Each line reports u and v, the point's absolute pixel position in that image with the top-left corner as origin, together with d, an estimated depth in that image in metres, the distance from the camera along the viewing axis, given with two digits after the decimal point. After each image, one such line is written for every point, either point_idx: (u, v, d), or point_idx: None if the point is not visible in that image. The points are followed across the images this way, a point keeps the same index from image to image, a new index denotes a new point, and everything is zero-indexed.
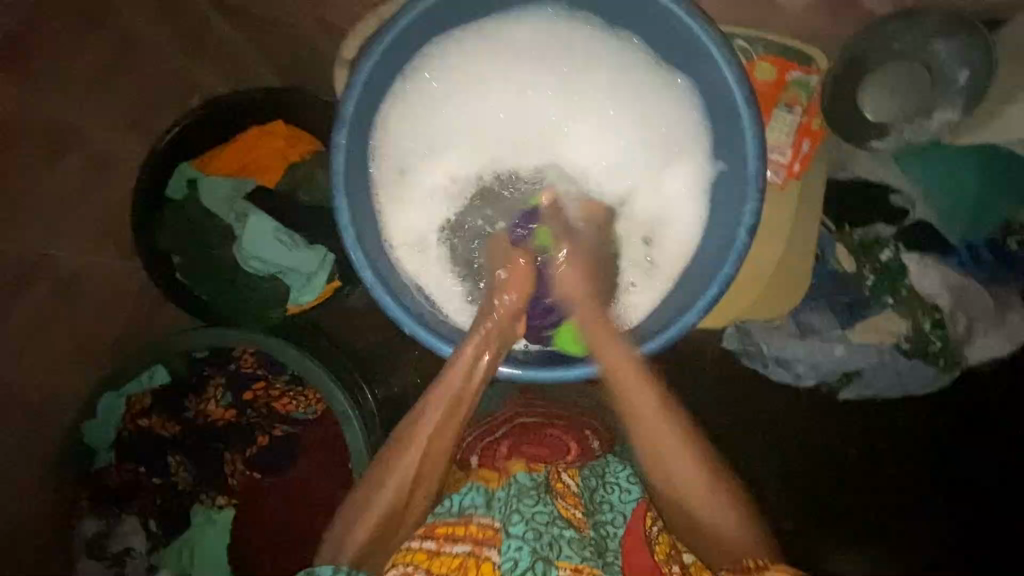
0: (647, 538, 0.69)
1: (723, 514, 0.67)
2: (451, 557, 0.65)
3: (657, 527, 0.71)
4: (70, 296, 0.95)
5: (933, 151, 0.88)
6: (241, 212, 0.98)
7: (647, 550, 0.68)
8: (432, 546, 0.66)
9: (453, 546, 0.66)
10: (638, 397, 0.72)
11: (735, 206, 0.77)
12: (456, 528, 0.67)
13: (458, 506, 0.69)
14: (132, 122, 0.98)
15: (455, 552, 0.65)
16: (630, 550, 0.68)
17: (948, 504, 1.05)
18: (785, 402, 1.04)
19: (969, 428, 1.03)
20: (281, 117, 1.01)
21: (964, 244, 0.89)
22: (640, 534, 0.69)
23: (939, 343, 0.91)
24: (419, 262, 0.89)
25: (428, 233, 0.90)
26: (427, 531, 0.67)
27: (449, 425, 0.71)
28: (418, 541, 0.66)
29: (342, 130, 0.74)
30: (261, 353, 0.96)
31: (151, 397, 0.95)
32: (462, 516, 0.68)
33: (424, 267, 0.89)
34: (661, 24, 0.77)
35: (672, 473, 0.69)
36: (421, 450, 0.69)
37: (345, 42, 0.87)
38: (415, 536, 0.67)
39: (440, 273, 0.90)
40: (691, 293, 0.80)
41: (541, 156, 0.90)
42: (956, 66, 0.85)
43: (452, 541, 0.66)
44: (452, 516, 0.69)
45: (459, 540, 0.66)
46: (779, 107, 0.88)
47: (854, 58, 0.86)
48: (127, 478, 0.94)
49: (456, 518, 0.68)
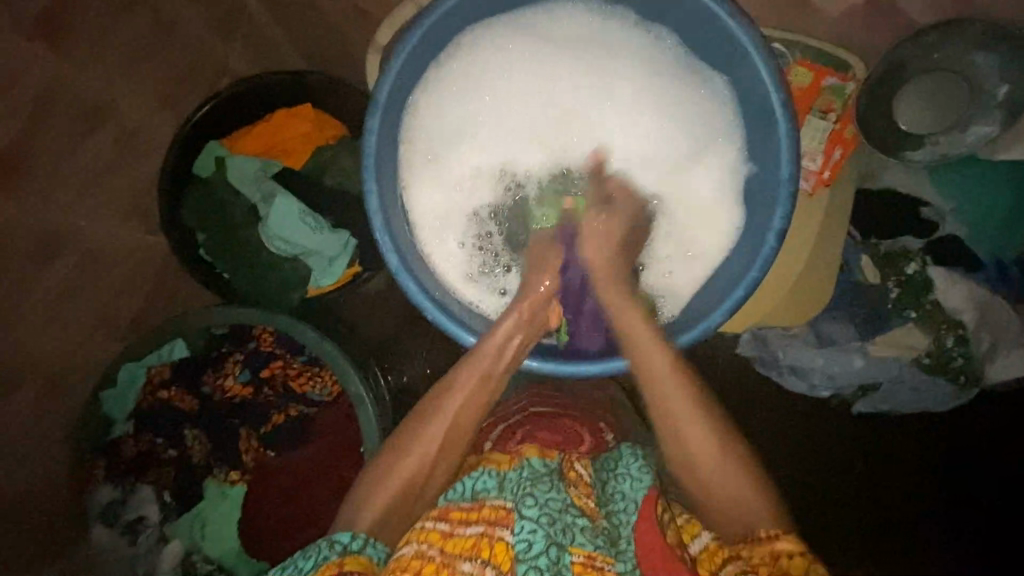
0: (659, 525, 0.65)
1: (729, 477, 0.67)
2: (463, 539, 0.62)
3: (667, 516, 0.67)
4: (96, 265, 0.93)
5: (969, 167, 0.88)
6: (268, 192, 0.98)
7: (660, 532, 0.64)
8: (445, 527, 0.63)
9: (467, 528, 0.63)
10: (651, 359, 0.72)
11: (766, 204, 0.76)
12: (470, 512, 0.65)
13: (471, 491, 0.68)
14: (165, 97, 0.96)
15: (467, 534, 0.63)
16: (641, 530, 0.65)
17: (964, 514, 1.04)
18: (794, 405, 1.06)
19: (981, 447, 1.02)
20: (310, 101, 1.02)
21: (993, 259, 0.89)
22: (653, 520, 0.65)
23: (960, 360, 0.90)
24: (444, 253, 0.89)
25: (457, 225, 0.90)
26: (440, 514, 0.65)
27: (480, 388, 0.73)
28: (432, 521, 0.64)
29: (377, 113, 0.75)
30: (280, 334, 0.97)
31: (170, 370, 0.96)
32: (474, 500, 0.66)
33: (452, 256, 0.89)
34: (699, 22, 0.77)
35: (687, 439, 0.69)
36: (449, 420, 0.71)
37: (381, 28, 0.86)
38: (429, 518, 0.65)
39: (467, 262, 0.89)
40: (723, 290, 0.78)
41: (567, 155, 0.91)
42: (995, 80, 0.83)
43: (465, 524, 0.64)
44: (465, 501, 0.67)
45: (472, 523, 0.64)
46: (812, 113, 0.87)
47: (891, 66, 0.85)
48: (143, 449, 0.95)
49: (469, 503, 0.66)
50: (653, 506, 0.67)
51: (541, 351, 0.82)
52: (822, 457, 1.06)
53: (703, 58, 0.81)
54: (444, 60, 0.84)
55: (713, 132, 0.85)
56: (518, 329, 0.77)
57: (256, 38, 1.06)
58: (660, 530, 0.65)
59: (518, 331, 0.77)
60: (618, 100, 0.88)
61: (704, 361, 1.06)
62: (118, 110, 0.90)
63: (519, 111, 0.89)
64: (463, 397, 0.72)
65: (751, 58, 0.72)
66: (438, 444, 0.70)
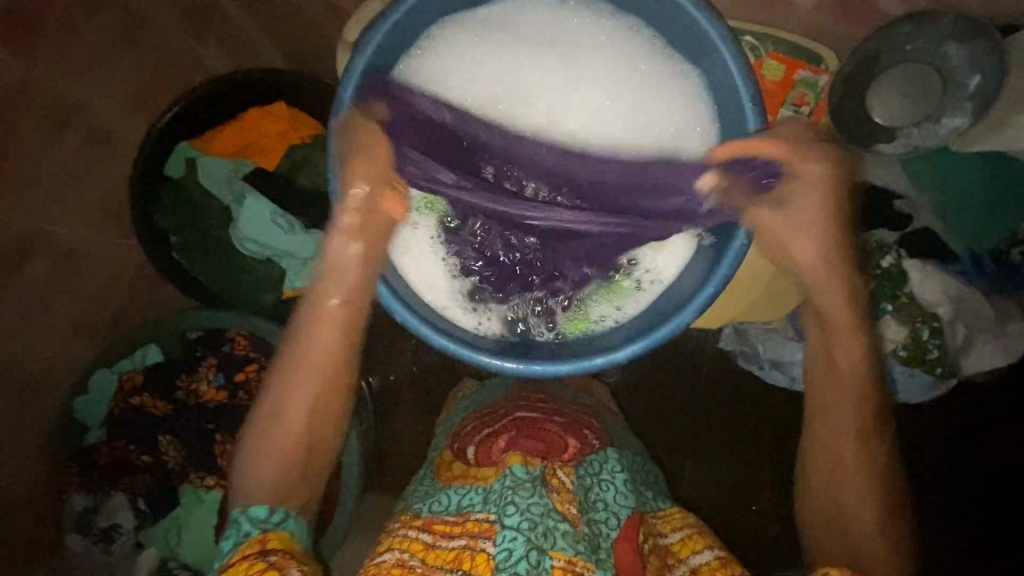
0: (638, 549, 0.70)
1: (854, 494, 0.71)
2: (446, 550, 0.66)
3: (649, 543, 0.72)
4: (69, 270, 0.92)
5: (941, 158, 0.88)
6: (239, 193, 0.96)
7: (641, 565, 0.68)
8: (428, 538, 0.68)
9: (450, 541, 0.67)
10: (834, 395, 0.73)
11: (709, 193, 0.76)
12: (453, 526, 0.68)
13: (454, 505, 0.71)
14: (135, 97, 0.95)
15: (451, 546, 0.66)
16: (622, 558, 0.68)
17: (944, 502, 1.05)
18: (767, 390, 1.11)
19: (960, 435, 1.04)
20: (282, 99, 1.00)
21: (968, 252, 0.90)
22: (632, 543, 0.70)
23: (936, 352, 0.91)
24: (418, 263, 0.84)
25: (432, 252, 0.84)
26: (424, 525, 0.69)
27: (332, 334, 0.72)
28: (415, 531, 0.68)
29: (342, 114, 0.74)
30: (256, 336, 0.96)
31: (141, 376, 0.94)
32: (459, 514, 0.69)
33: (427, 273, 0.85)
34: (672, 20, 0.77)
35: (835, 459, 0.72)
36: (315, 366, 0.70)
37: (349, 24, 0.85)
38: (412, 528, 0.69)
39: (443, 272, 0.85)
40: (701, 277, 0.79)
41: None
42: (967, 71, 0.82)
43: (448, 536, 0.67)
44: (449, 515, 0.70)
45: (455, 536, 0.67)
46: (785, 107, 0.86)
47: (864, 58, 0.84)
48: (116, 456, 0.94)
49: (453, 517, 0.69)
50: (632, 529, 0.71)
51: (525, 350, 0.81)
52: None
53: (678, 54, 0.81)
54: (415, 49, 0.82)
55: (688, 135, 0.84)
56: (358, 235, 0.73)
57: None
58: (636, 551, 0.69)
59: (359, 236, 0.73)
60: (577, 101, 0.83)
61: None
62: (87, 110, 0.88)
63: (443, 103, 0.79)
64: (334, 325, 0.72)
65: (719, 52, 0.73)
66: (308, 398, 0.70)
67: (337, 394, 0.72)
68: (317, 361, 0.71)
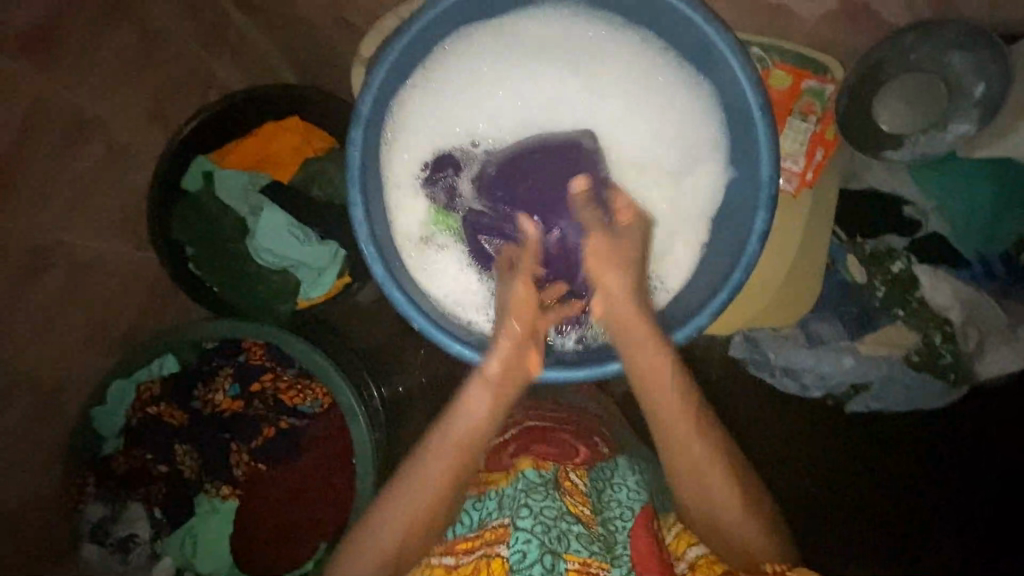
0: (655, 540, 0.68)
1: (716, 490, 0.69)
2: (468, 566, 0.67)
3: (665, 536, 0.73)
4: (87, 282, 0.94)
5: (948, 165, 0.89)
6: (256, 205, 0.99)
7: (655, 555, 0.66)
8: (450, 561, 0.69)
9: (470, 556, 0.68)
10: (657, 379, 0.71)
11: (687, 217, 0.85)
12: (473, 540, 0.69)
13: (475, 520, 0.72)
14: (153, 113, 0.97)
15: (471, 561, 0.67)
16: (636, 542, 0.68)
17: (955, 509, 1.05)
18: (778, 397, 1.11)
19: (975, 442, 1.03)
20: (296, 113, 1.02)
21: (979, 257, 0.90)
22: (648, 531, 0.69)
23: (949, 356, 0.91)
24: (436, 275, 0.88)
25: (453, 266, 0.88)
26: (446, 547, 0.70)
27: (477, 424, 0.71)
28: (438, 556, 0.69)
29: (358, 127, 0.75)
30: (271, 346, 0.97)
31: (160, 386, 0.96)
32: (479, 527, 0.70)
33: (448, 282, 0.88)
34: (682, 31, 0.77)
35: (706, 494, 0.69)
36: (448, 458, 0.69)
37: (364, 39, 0.87)
38: (435, 553, 0.70)
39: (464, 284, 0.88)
40: (712, 284, 0.79)
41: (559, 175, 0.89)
42: (972, 79, 0.84)
43: (469, 553, 0.68)
44: (471, 531, 0.71)
45: (474, 549, 0.68)
46: (793, 116, 0.88)
47: (870, 67, 0.85)
48: (133, 466, 0.95)
49: (474, 532, 0.70)
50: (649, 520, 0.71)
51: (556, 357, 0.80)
52: (814, 457, 1.08)
53: (687, 65, 0.82)
54: (429, 62, 0.83)
55: (698, 144, 0.85)
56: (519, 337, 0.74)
57: (242, 52, 1.06)
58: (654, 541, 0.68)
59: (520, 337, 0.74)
60: (599, 143, 0.89)
61: (698, 362, 1.08)
62: (106, 127, 0.90)
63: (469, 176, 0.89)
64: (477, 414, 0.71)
65: (728, 62, 0.73)
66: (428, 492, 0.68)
67: (457, 482, 0.69)
68: (451, 454, 0.69)
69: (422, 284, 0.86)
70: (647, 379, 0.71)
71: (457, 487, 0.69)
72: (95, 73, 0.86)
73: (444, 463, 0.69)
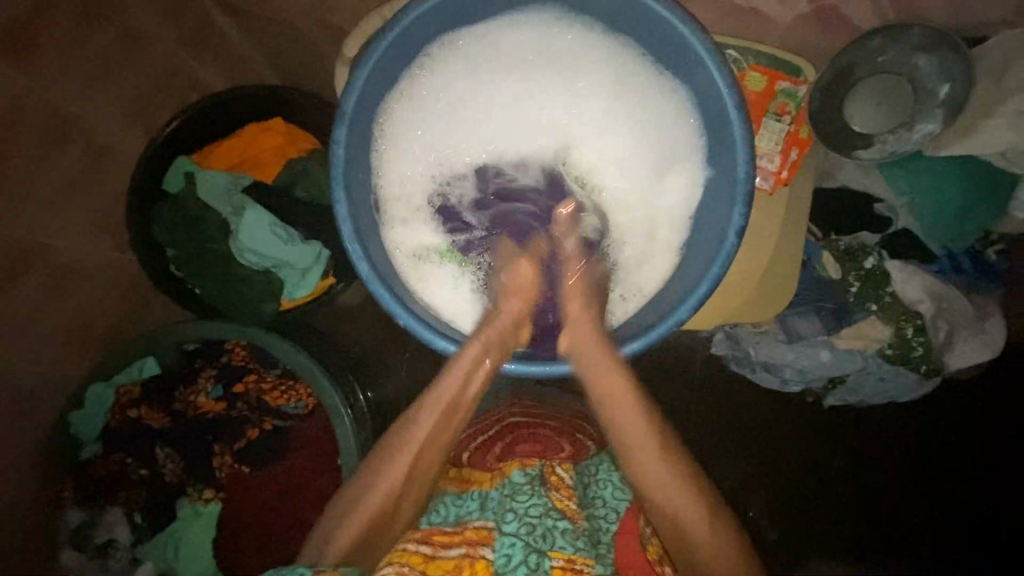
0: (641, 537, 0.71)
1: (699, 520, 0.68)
2: (447, 560, 0.65)
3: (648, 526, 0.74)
4: (65, 284, 0.92)
5: (916, 163, 0.91)
6: (238, 205, 0.97)
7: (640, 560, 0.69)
8: (427, 550, 0.66)
9: (449, 549, 0.66)
10: (620, 409, 0.72)
11: (662, 219, 0.89)
12: (453, 534, 0.68)
13: (453, 515, 0.71)
14: (134, 114, 0.96)
15: (450, 555, 0.66)
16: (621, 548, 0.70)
17: (929, 498, 1.08)
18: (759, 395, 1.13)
19: (948, 434, 1.07)
20: (280, 115, 1.01)
21: (945, 252, 0.94)
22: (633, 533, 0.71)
23: (920, 349, 0.94)
24: (423, 273, 0.89)
25: (440, 265, 0.90)
26: (423, 537, 0.67)
27: (436, 446, 0.71)
28: (414, 543, 0.66)
29: (343, 125, 0.75)
30: (254, 346, 0.96)
31: (140, 388, 0.94)
32: (458, 523, 0.69)
33: (437, 282, 0.89)
34: (660, 34, 0.79)
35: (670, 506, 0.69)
36: (410, 462, 0.70)
37: (346, 41, 0.87)
38: (411, 540, 0.67)
39: (451, 284, 0.90)
40: (695, 275, 0.80)
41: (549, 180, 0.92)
42: (937, 80, 0.88)
43: (447, 545, 0.66)
44: (450, 525, 0.70)
45: (455, 544, 0.66)
46: (768, 116, 0.90)
47: (841, 70, 0.89)
48: (113, 470, 0.94)
49: (453, 526, 0.69)
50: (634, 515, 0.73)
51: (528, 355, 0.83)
52: (794, 452, 1.10)
53: (664, 66, 0.84)
54: (414, 66, 0.85)
55: (677, 145, 0.87)
56: (487, 354, 0.75)
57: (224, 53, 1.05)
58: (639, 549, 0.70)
59: (488, 355, 0.75)
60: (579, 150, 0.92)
61: (681, 360, 1.09)
62: (87, 127, 0.89)
63: (469, 194, 0.92)
64: (433, 429, 0.71)
65: (705, 64, 0.75)
66: (387, 494, 0.69)
67: (413, 491, 0.70)
68: (406, 461, 0.70)
69: (407, 282, 0.87)
70: (609, 396, 0.72)
71: (422, 491, 0.71)
72: (76, 72, 0.85)
73: (399, 474, 0.69)
